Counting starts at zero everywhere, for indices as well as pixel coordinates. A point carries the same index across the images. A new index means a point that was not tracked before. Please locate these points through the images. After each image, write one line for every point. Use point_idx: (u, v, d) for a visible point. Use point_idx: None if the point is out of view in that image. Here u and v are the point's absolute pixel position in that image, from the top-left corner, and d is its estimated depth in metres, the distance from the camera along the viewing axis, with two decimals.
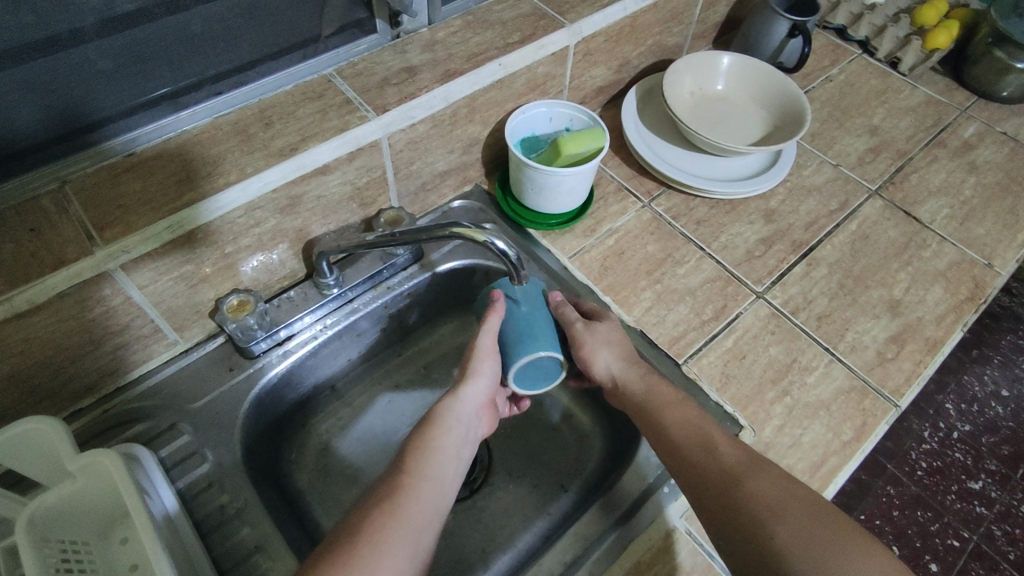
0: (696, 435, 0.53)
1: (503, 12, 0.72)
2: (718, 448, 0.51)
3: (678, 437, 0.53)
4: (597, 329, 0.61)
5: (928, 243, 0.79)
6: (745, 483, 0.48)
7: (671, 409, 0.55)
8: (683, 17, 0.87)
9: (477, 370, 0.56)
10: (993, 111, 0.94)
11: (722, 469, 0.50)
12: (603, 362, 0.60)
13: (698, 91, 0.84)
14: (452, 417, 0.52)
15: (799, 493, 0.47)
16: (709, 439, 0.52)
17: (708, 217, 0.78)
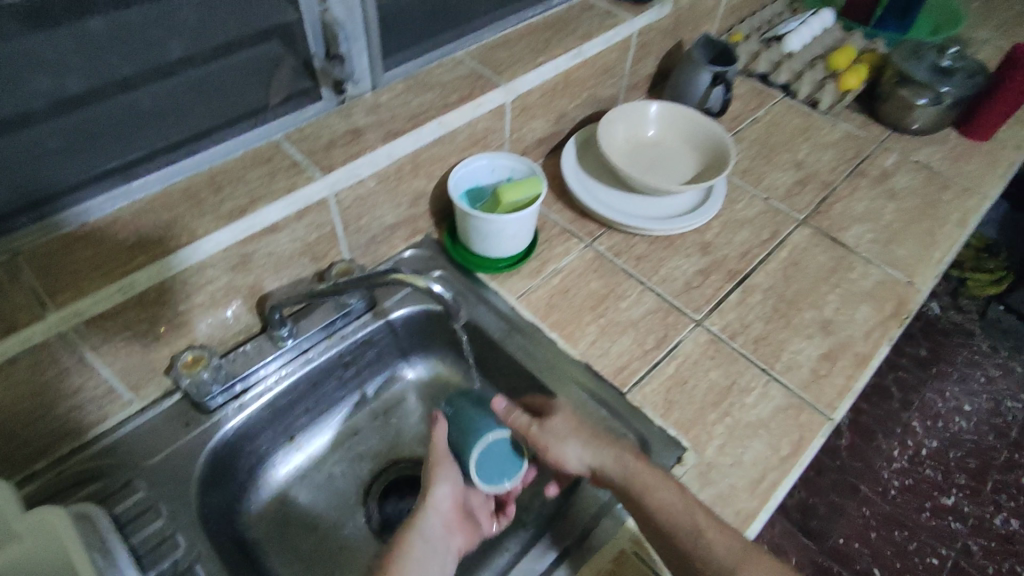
0: (685, 520, 0.55)
1: (443, 75, 0.79)
2: (708, 538, 0.55)
3: (668, 525, 0.55)
4: (554, 427, 0.62)
5: (854, 266, 0.84)
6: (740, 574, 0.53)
7: (654, 491, 0.56)
8: (615, 71, 0.95)
9: (437, 478, 0.60)
10: (908, 141, 1.02)
11: (719, 564, 0.54)
12: (574, 457, 0.61)
13: (632, 138, 0.90)
14: (417, 534, 0.56)
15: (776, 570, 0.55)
16: (699, 530, 0.55)
17: (648, 253, 0.83)
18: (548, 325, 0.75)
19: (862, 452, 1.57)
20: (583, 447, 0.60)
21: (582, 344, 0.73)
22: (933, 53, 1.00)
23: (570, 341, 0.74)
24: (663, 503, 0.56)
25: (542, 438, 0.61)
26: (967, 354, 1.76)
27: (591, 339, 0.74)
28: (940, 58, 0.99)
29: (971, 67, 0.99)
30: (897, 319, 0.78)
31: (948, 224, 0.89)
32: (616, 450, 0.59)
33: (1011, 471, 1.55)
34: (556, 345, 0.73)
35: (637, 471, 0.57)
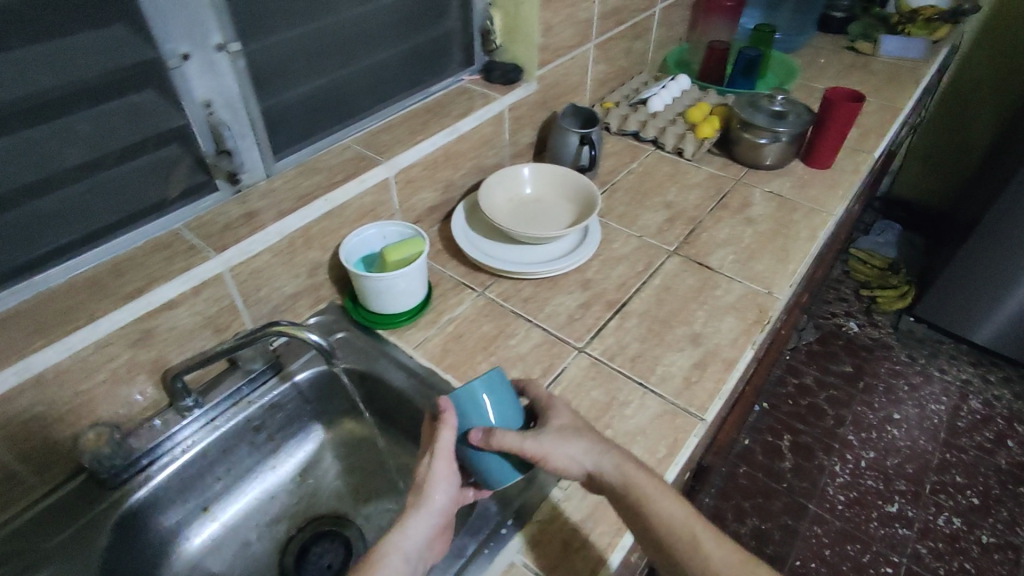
0: (683, 529, 0.61)
1: (330, 160, 0.90)
2: (700, 545, 0.61)
3: (665, 532, 0.61)
4: (555, 430, 0.64)
5: (719, 284, 0.94)
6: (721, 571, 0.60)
7: (653, 501, 0.61)
8: (494, 142, 1.08)
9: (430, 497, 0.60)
10: (761, 175, 1.16)
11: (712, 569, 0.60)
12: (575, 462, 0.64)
13: (515, 195, 1.02)
14: (397, 550, 0.57)
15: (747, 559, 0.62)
16: (697, 542, 0.61)
17: (534, 294, 0.92)
18: (444, 368, 0.81)
19: (805, 471, 1.62)
20: (585, 452, 0.64)
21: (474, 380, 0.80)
22: (766, 99, 1.16)
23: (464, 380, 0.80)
24: (663, 516, 0.61)
25: (545, 442, 0.62)
26: (890, 366, 1.88)
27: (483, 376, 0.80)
28: (771, 101, 1.15)
29: (800, 108, 1.15)
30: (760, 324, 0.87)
31: (799, 240, 1.01)
32: (616, 457, 0.63)
33: (945, 471, 1.61)
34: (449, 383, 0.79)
35: (636, 478, 0.62)
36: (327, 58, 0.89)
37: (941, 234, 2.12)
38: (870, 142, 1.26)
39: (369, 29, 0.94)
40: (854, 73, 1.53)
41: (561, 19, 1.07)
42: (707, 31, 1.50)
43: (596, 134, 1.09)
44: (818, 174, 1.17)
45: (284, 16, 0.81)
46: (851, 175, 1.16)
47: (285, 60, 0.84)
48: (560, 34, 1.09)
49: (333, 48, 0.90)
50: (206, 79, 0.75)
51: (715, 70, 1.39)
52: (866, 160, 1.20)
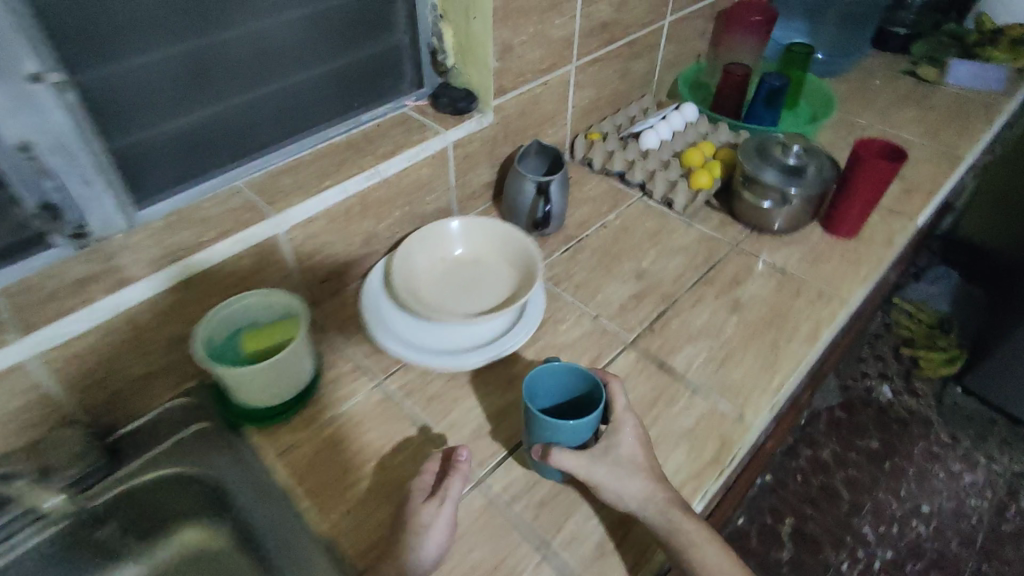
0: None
1: (211, 209, 0.74)
2: None
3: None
4: (615, 459, 0.62)
5: (679, 395, 0.74)
6: None
7: (700, 549, 0.60)
8: (434, 185, 0.89)
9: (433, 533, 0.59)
10: (766, 242, 0.94)
11: None
12: (626, 498, 0.61)
13: (446, 255, 0.84)
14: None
15: None
16: None
17: (443, 391, 0.75)
18: (306, 490, 0.66)
19: (806, 568, 1.41)
20: (637, 494, 0.61)
21: (334, 510, 0.65)
22: (778, 148, 0.92)
23: (324, 509, 0.65)
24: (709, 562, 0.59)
25: (598, 472, 0.61)
26: (926, 445, 1.63)
27: (344, 508, 0.65)
28: (784, 151, 0.91)
29: (818, 159, 0.92)
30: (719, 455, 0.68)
31: (795, 339, 0.80)
32: (662, 504, 0.61)
33: None
34: (300, 511, 0.65)
35: (683, 526, 0.60)
36: (210, 84, 0.73)
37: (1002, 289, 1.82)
38: (913, 202, 1.02)
39: (273, 46, 0.76)
40: (907, 108, 1.27)
41: (525, 38, 0.87)
42: (728, 50, 1.27)
43: (558, 182, 0.89)
44: (837, 244, 0.94)
45: (138, 33, 0.64)
46: (880, 249, 0.93)
47: (147, 87, 0.68)
48: (524, 56, 0.89)
49: (220, 71, 0.73)
50: (17, 117, 0.58)
51: (731, 100, 1.16)
52: (904, 228, 0.97)
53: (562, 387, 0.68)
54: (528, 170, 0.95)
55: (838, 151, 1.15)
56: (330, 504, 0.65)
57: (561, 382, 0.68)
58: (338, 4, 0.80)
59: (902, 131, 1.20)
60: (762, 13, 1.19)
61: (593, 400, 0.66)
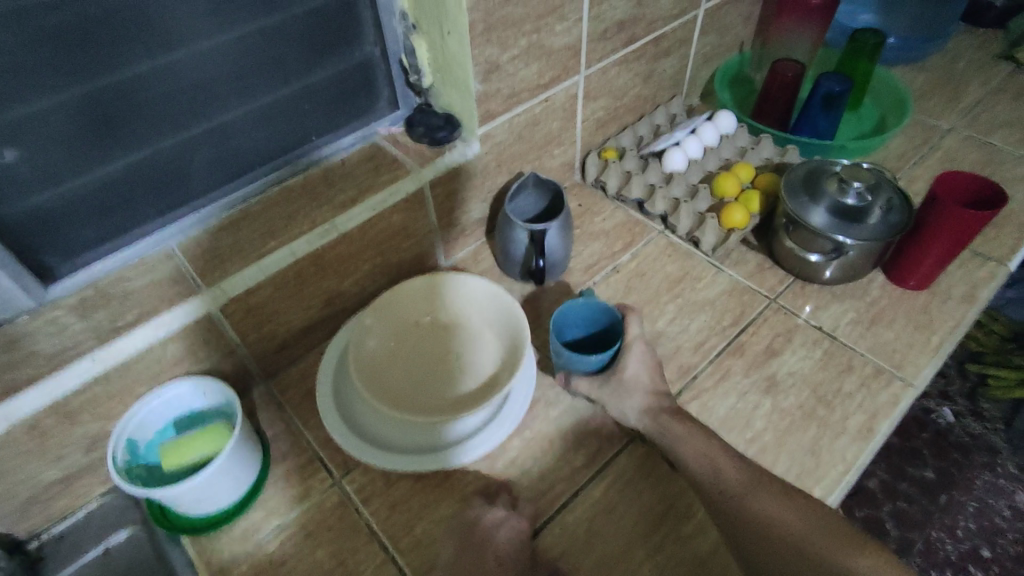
0: (705, 461, 0.59)
1: (133, 281, 0.63)
2: (722, 469, 0.58)
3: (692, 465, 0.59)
4: (621, 382, 0.64)
5: (691, 510, 0.61)
6: (751, 499, 0.56)
7: (681, 444, 0.61)
8: (412, 230, 0.76)
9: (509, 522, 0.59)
10: (812, 295, 0.78)
11: (737, 501, 0.57)
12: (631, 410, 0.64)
13: (417, 321, 0.71)
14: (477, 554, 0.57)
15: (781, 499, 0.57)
16: (718, 471, 0.58)
17: (408, 495, 0.63)
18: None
19: None
20: (635, 408, 0.64)
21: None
22: (833, 188, 0.73)
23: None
24: (687, 455, 0.60)
25: (605, 394, 0.65)
26: (989, 478, 1.43)
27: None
28: (841, 192, 0.73)
29: (885, 200, 0.73)
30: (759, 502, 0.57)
31: (842, 436, 0.65)
32: (659, 421, 0.62)
33: None
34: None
35: (675, 428, 0.62)
36: (126, 129, 0.59)
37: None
38: (1001, 239, 0.84)
39: (207, 77, 0.62)
40: (999, 104, 1.04)
41: (516, 52, 0.72)
42: (778, 37, 1.05)
43: (558, 223, 0.74)
44: (903, 299, 0.77)
45: (19, 79, 0.51)
46: (958, 306, 0.76)
47: (40, 141, 0.55)
48: (517, 73, 0.74)
49: (137, 113, 0.59)
50: None
51: (778, 103, 0.97)
52: (989, 276, 0.79)
53: (586, 320, 0.70)
54: (525, 205, 0.79)
55: (909, 165, 0.95)
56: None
57: (582, 316, 0.69)
58: (288, 19, 0.64)
59: (992, 137, 0.99)
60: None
61: (614, 334, 0.69)
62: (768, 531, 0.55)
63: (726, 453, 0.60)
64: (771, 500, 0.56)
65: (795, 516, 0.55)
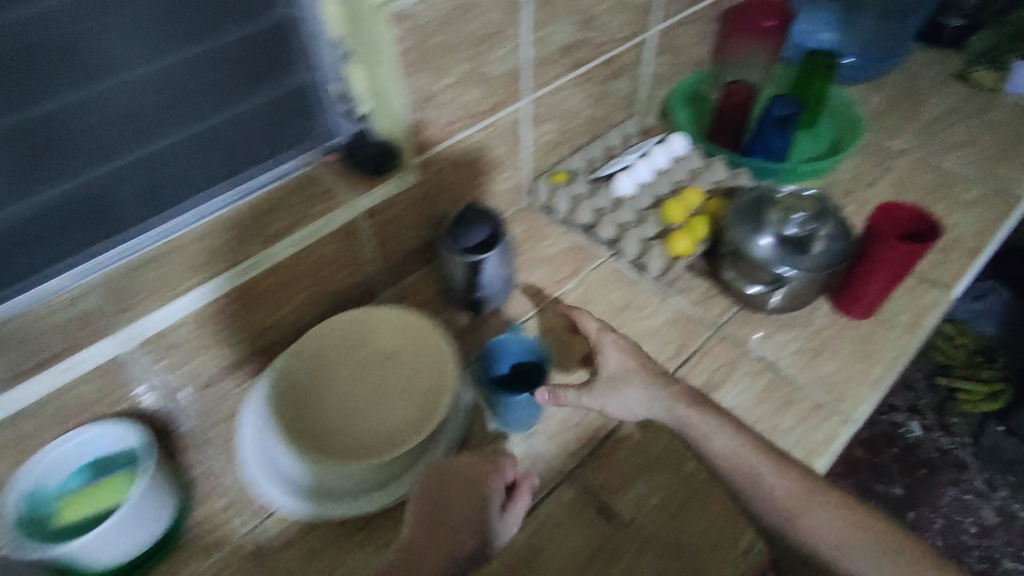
0: (742, 468, 0.56)
1: (46, 320, 0.61)
2: (762, 479, 0.55)
3: (726, 469, 0.57)
4: (609, 377, 0.64)
5: (620, 554, 0.60)
6: (802, 517, 0.54)
7: (708, 438, 0.58)
8: (348, 260, 0.75)
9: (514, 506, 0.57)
10: (756, 324, 0.77)
11: (784, 512, 0.54)
12: (626, 403, 0.63)
13: (355, 361, 0.69)
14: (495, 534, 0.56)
15: (831, 502, 0.54)
16: (759, 479, 0.55)
17: (330, 540, 0.61)
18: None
19: None
20: (636, 401, 0.63)
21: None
22: (775, 218, 0.74)
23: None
24: (721, 454, 0.57)
25: (601, 396, 0.64)
26: (955, 494, 1.42)
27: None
28: (782, 223, 0.74)
29: (829, 228, 0.73)
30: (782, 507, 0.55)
31: None
32: (670, 410, 0.61)
33: None
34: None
35: (690, 421, 0.60)
36: (43, 164, 0.57)
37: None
38: (949, 264, 0.83)
39: (131, 108, 0.59)
40: (956, 124, 1.03)
41: (451, 80, 0.70)
42: (735, 57, 1.05)
43: (496, 252, 0.73)
44: (846, 328, 0.76)
45: None
46: (901, 335, 0.75)
47: None
48: (454, 100, 0.72)
49: (55, 147, 0.57)
50: None
51: (732, 124, 0.96)
52: (933, 303, 0.78)
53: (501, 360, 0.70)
54: (481, 234, 0.74)
55: (863, 188, 0.94)
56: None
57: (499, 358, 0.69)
58: (220, 47, 0.62)
59: (946, 158, 0.98)
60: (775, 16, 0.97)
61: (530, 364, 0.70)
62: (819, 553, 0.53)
63: (754, 467, 0.56)
64: (826, 515, 0.54)
65: (840, 526, 0.53)
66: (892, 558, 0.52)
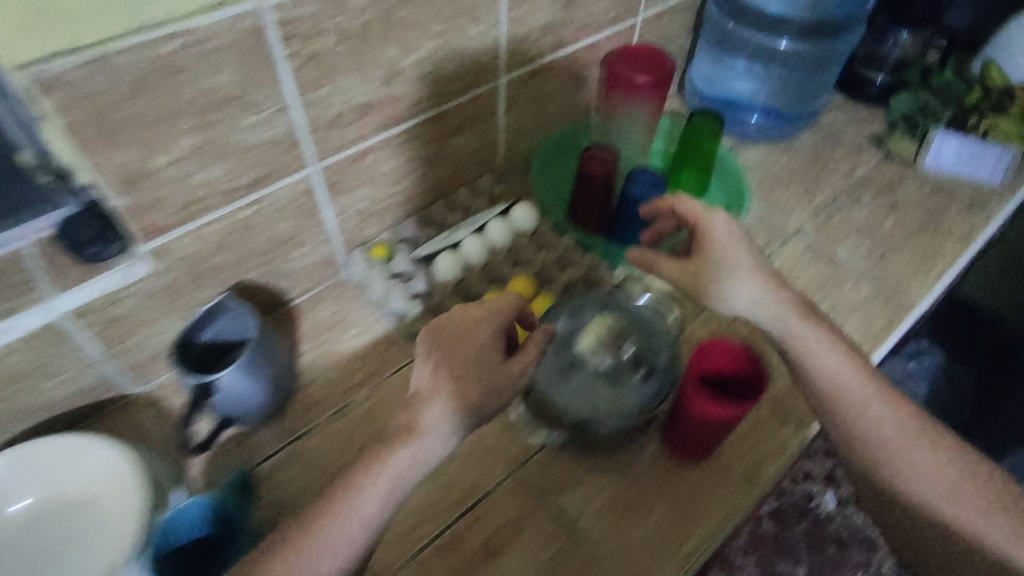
0: (858, 395, 0.56)
1: None
2: (870, 408, 0.55)
3: (837, 392, 0.56)
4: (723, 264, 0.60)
5: None
6: (905, 457, 0.55)
7: (821, 358, 0.57)
8: (60, 365, 0.60)
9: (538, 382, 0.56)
10: (564, 464, 0.64)
11: (891, 446, 0.55)
12: (737, 298, 0.59)
13: (9, 536, 0.56)
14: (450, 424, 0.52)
15: (919, 433, 0.55)
16: (865, 409, 0.56)
17: None
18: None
19: None
20: (760, 301, 0.59)
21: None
22: (584, 350, 0.63)
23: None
24: (828, 372, 0.56)
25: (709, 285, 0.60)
26: None
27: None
28: (592, 356, 0.63)
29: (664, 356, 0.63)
30: (814, 369, 0.57)
31: None
32: (776, 310, 0.58)
33: None
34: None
35: (807, 338, 0.57)
36: None
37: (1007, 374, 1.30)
38: None
39: None
40: (856, 202, 0.91)
41: (176, 156, 0.56)
42: (610, 116, 0.88)
43: (238, 360, 0.60)
44: (671, 482, 0.64)
45: None
46: (733, 493, 0.63)
47: None
48: (186, 177, 0.58)
49: None
50: None
51: (597, 209, 0.79)
52: (780, 449, 0.66)
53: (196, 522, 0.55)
54: (240, 327, 0.64)
55: None
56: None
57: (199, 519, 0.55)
58: None
59: (839, 247, 0.85)
60: (650, 73, 0.80)
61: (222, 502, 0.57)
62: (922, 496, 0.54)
63: (866, 400, 0.56)
64: (927, 456, 0.54)
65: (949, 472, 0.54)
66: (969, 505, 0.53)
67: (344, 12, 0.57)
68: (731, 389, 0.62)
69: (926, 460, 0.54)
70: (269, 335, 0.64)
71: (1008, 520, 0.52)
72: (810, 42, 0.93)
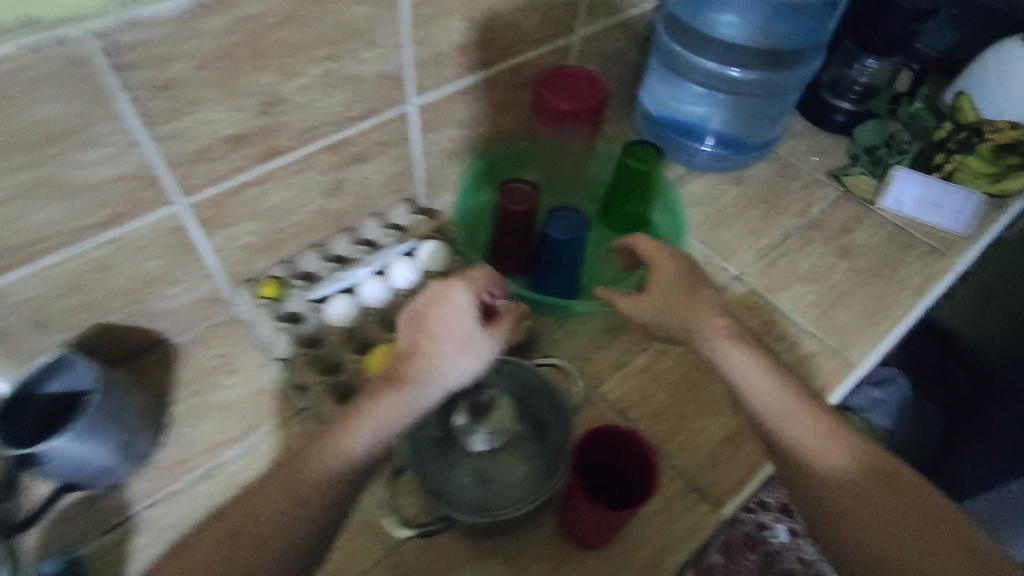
0: (781, 402, 0.53)
1: None
2: (792, 415, 0.52)
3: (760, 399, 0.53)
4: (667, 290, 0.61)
5: None
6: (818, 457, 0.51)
7: (743, 374, 0.55)
8: None
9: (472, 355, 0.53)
10: (444, 546, 0.58)
11: (809, 452, 0.51)
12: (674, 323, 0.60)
13: None
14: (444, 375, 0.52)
15: (839, 436, 0.51)
16: (782, 417, 0.52)
17: None
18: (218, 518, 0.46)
19: None
20: (693, 325, 0.58)
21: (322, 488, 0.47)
22: (462, 435, 0.56)
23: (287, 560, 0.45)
24: (751, 387, 0.54)
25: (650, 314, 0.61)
26: None
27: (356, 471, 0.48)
28: (469, 441, 0.56)
29: (555, 424, 0.56)
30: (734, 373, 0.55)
31: None
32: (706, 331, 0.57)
33: None
34: (263, 550, 0.44)
35: (732, 357, 0.56)
36: None
37: (973, 398, 1.10)
38: (731, 465, 0.63)
39: None
40: (805, 245, 0.84)
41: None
42: (543, 139, 0.79)
43: (75, 425, 0.53)
44: (563, 569, 0.57)
45: None
46: None
47: None
48: (12, 220, 0.49)
49: None
50: None
51: (520, 246, 0.70)
52: (691, 530, 0.59)
53: None
54: (78, 381, 0.57)
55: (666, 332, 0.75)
56: (295, 517, 0.45)
57: None
58: None
59: (779, 297, 0.79)
60: (571, 106, 0.73)
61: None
62: (840, 502, 0.49)
63: (783, 408, 0.53)
64: (842, 456, 0.51)
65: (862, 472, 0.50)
66: (887, 509, 0.48)
67: (197, 36, 0.49)
68: (613, 472, 0.56)
69: (843, 461, 0.50)
70: (118, 386, 0.57)
71: (925, 531, 0.46)
72: (762, 72, 0.85)
